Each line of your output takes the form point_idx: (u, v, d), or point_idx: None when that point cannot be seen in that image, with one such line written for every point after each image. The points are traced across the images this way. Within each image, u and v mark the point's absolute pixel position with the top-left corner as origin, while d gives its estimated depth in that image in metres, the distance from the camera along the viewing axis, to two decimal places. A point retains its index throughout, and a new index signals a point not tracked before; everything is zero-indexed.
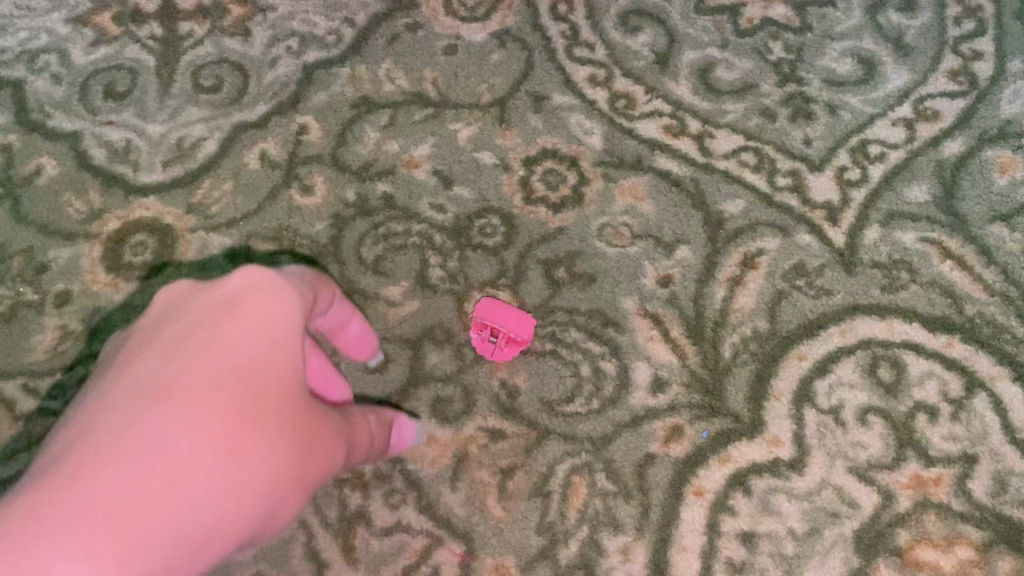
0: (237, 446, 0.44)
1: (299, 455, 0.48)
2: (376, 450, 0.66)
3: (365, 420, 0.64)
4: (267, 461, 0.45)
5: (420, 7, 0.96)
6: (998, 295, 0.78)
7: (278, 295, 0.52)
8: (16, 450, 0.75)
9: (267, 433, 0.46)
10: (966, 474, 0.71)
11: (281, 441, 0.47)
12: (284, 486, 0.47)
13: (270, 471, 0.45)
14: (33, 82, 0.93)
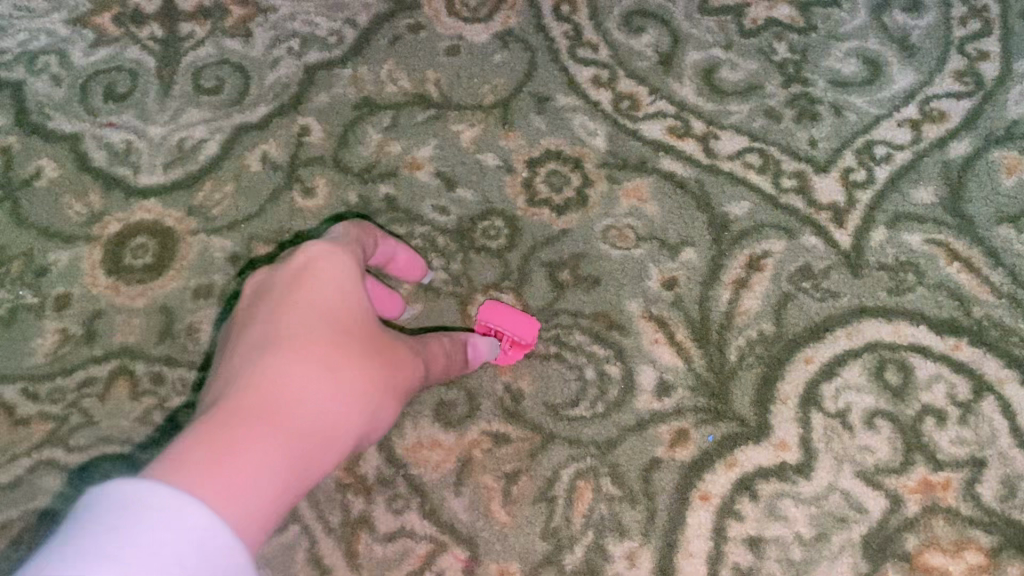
0: (337, 369, 0.50)
1: (385, 376, 0.54)
2: (448, 363, 0.68)
3: (435, 340, 0.67)
4: (363, 381, 0.51)
5: (422, 8, 0.96)
6: (1006, 297, 0.77)
7: (343, 258, 0.57)
8: (15, 455, 0.75)
9: (359, 359, 0.52)
10: (975, 478, 0.70)
11: (369, 365, 0.53)
12: (378, 402, 0.53)
13: (366, 388, 0.51)
14: (33, 83, 0.92)
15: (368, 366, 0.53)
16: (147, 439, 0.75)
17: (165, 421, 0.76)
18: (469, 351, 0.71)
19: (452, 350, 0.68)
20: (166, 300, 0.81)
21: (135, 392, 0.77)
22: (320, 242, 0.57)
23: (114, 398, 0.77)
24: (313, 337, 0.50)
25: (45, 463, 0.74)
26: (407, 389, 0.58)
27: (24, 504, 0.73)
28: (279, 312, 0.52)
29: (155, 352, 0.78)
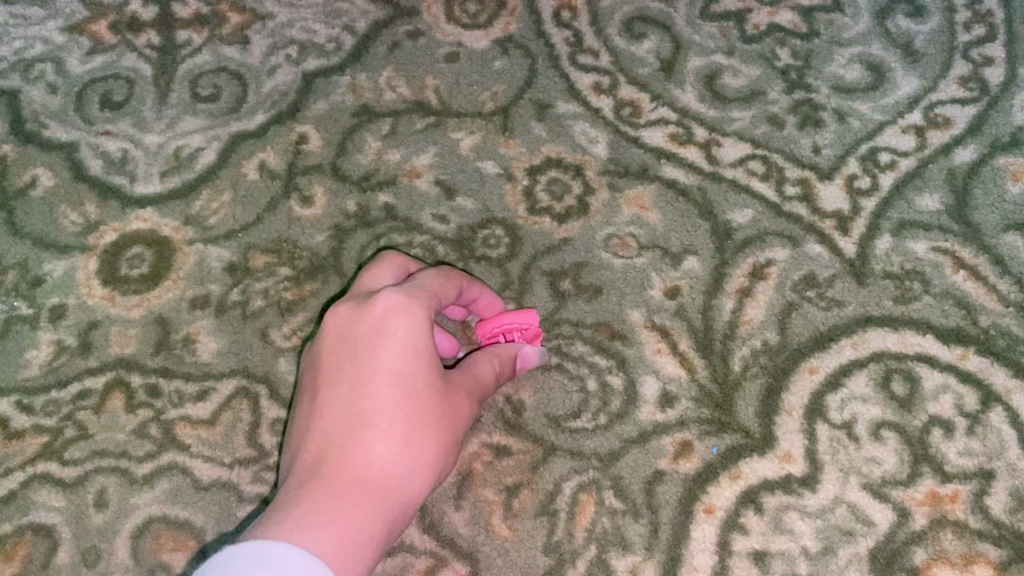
0: (409, 434, 0.55)
1: (452, 428, 0.59)
2: (499, 382, 0.69)
3: (490, 360, 0.68)
4: (434, 440, 0.56)
5: (421, 15, 0.95)
6: (1013, 306, 0.76)
7: (418, 308, 0.58)
8: (10, 468, 0.74)
9: (431, 419, 0.57)
10: (983, 490, 0.69)
11: (440, 423, 0.57)
12: (445, 455, 0.58)
13: (436, 446, 0.57)
14: (28, 91, 0.91)
15: (439, 424, 0.57)
16: (143, 452, 0.74)
17: (161, 433, 0.75)
18: (523, 361, 0.72)
19: (507, 365, 0.70)
20: (163, 311, 0.80)
21: (131, 404, 0.76)
22: (398, 291, 0.59)
23: (109, 410, 0.75)
24: (391, 403, 0.55)
25: (39, 476, 0.73)
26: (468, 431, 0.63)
27: (19, 519, 0.72)
28: (360, 372, 0.56)
29: (151, 363, 0.77)
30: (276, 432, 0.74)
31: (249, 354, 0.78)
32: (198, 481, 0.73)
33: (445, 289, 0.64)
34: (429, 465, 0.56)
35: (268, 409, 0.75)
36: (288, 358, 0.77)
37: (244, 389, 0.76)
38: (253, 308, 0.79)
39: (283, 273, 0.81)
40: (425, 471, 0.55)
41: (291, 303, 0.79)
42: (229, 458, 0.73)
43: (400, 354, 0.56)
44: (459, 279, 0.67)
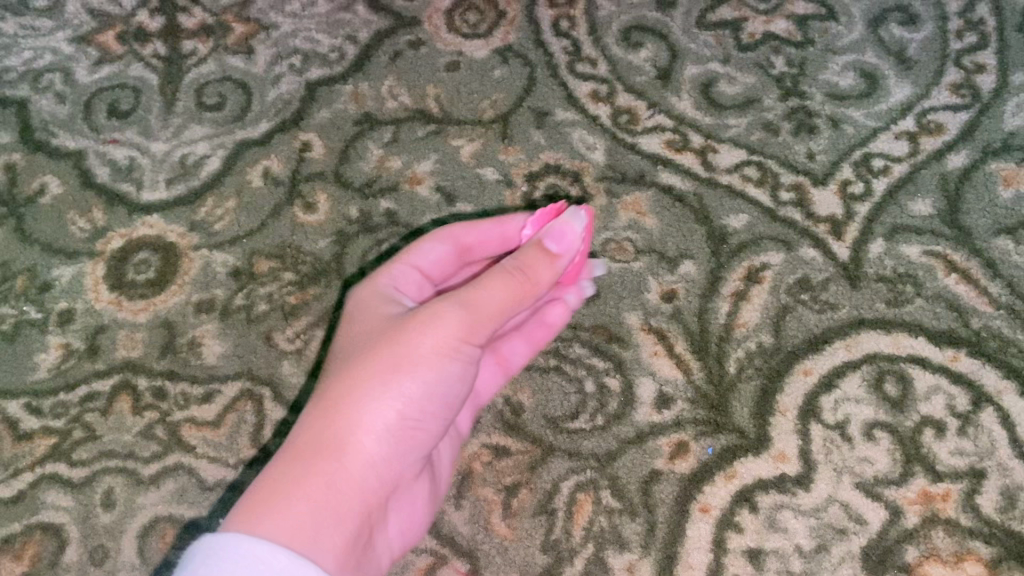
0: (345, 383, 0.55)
1: (415, 346, 0.55)
2: (527, 271, 0.59)
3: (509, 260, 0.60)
4: (381, 372, 0.55)
5: (422, 24, 0.96)
6: (1004, 309, 0.77)
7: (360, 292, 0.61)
8: (19, 469, 0.75)
9: (372, 356, 0.55)
10: (974, 489, 0.70)
11: (386, 355, 0.55)
12: (405, 380, 0.55)
13: (384, 378, 0.55)
14: (37, 101, 0.93)
15: (384, 355, 0.55)
16: (149, 453, 0.75)
17: (166, 435, 0.76)
18: (547, 237, 0.61)
19: (530, 254, 0.60)
20: (168, 315, 0.81)
21: (137, 406, 0.77)
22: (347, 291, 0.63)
23: (116, 412, 0.77)
24: (338, 366, 0.57)
25: (48, 477, 0.75)
26: (478, 335, 0.57)
27: (27, 518, 0.73)
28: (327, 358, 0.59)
29: (157, 366, 0.79)
30: (280, 433, 0.76)
31: (253, 357, 0.79)
32: (203, 482, 0.74)
33: (425, 253, 0.66)
34: (376, 399, 0.54)
35: (271, 411, 0.77)
36: (291, 361, 0.79)
37: (248, 391, 0.78)
38: (257, 312, 0.81)
39: (286, 278, 0.82)
40: (374, 407, 0.54)
41: (295, 307, 0.81)
42: (233, 458, 0.75)
43: (346, 333, 0.59)
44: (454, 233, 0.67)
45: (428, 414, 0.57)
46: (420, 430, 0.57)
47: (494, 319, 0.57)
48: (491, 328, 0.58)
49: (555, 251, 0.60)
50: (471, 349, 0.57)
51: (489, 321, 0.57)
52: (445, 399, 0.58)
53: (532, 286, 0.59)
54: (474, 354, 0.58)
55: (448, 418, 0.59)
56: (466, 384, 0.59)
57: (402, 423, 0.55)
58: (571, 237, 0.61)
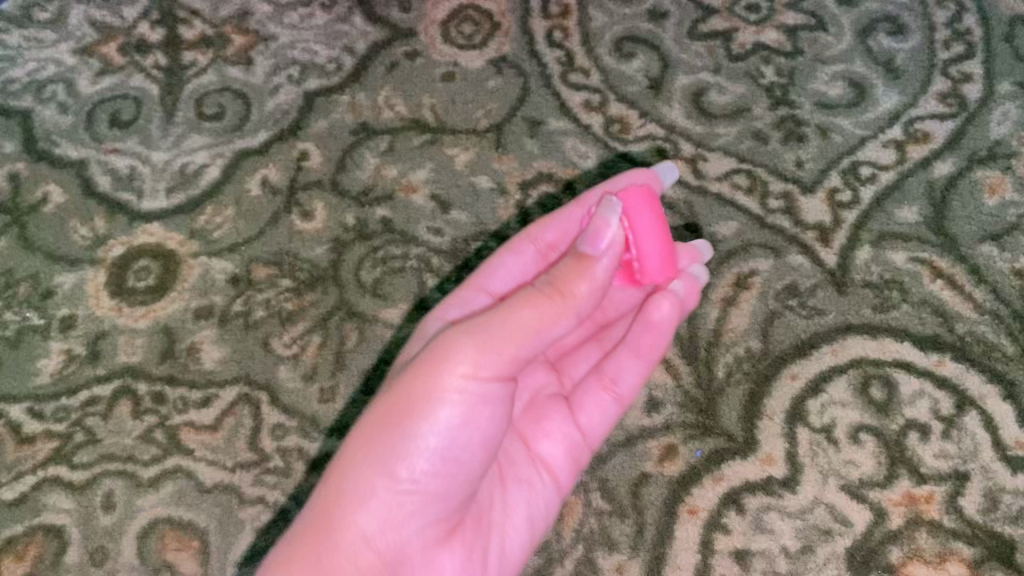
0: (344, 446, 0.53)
1: (414, 397, 0.51)
2: (558, 289, 0.53)
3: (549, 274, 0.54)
4: (381, 429, 0.51)
5: (418, 35, 0.98)
6: (988, 314, 0.79)
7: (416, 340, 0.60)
8: (21, 472, 0.77)
9: (373, 412, 0.53)
10: (957, 491, 0.72)
11: (383, 409, 0.52)
12: (400, 436, 0.51)
13: (377, 438, 0.51)
14: (40, 111, 0.95)
15: (380, 411, 0.52)
16: (148, 456, 0.77)
17: (165, 438, 0.78)
18: (581, 243, 0.55)
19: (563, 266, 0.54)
20: (168, 321, 0.83)
21: (137, 410, 0.79)
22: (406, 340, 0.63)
23: (116, 416, 0.79)
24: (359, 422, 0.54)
25: (49, 479, 0.76)
26: (481, 370, 0.51)
27: (30, 519, 0.75)
28: None
29: (157, 371, 0.80)
30: (276, 437, 0.77)
31: (251, 362, 0.81)
32: (201, 484, 0.76)
33: (500, 270, 0.65)
34: (370, 463, 0.51)
35: (269, 415, 0.78)
36: (288, 366, 0.80)
37: (246, 396, 0.79)
38: (255, 318, 0.82)
39: (284, 284, 0.84)
40: (367, 472, 0.51)
41: (292, 313, 0.83)
42: (231, 461, 0.77)
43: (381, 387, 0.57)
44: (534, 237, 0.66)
45: (443, 465, 0.52)
46: (439, 484, 0.52)
47: (503, 348, 0.51)
48: (503, 357, 0.51)
49: (592, 254, 0.54)
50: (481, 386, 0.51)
51: (496, 351, 0.51)
52: (465, 444, 0.52)
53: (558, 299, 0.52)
54: (490, 388, 0.52)
55: (481, 461, 0.54)
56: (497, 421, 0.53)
57: (406, 482, 0.51)
58: (611, 234, 0.55)
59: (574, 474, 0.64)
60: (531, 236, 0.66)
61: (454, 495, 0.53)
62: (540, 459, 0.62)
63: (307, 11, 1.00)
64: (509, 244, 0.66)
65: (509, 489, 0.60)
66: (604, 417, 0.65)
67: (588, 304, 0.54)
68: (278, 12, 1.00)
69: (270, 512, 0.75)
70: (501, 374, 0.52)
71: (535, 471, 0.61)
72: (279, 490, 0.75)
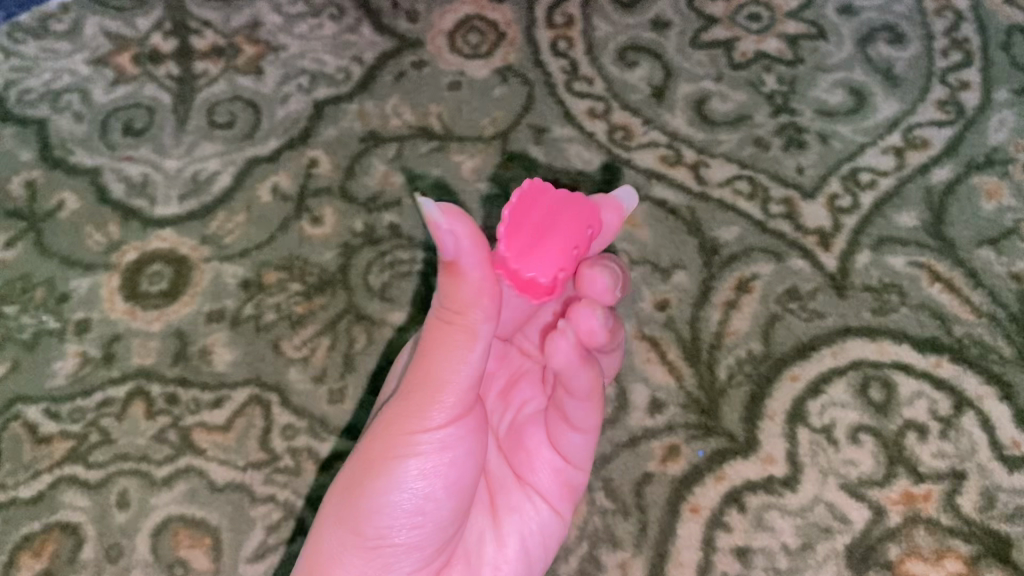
0: (327, 508, 0.60)
1: (377, 455, 0.57)
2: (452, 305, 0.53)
3: (440, 293, 0.54)
4: (353, 486, 0.57)
5: (426, 45, 1.00)
6: (985, 316, 0.80)
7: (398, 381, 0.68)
8: (38, 471, 0.79)
9: (350, 470, 0.59)
10: (954, 489, 0.74)
11: (353, 472, 0.58)
12: (363, 498, 0.56)
13: (351, 498, 0.57)
14: (55, 120, 0.97)
15: (350, 477, 0.58)
16: (162, 456, 0.79)
17: (178, 438, 0.80)
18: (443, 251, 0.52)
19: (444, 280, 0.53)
20: (180, 324, 0.85)
21: (151, 411, 0.81)
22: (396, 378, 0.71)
23: (130, 417, 0.81)
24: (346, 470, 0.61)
25: (65, 479, 0.78)
26: (430, 420, 0.56)
27: (46, 517, 0.77)
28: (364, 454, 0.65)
29: (170, 373, 0.82)
30: (287, 437, 0.79)
31: (262, 364, 0.82)
32: (213, 483, 0.78)
33: None
34: (344, 526, 0.57)
35: (279, 415, 0.80)
36: (297, 368, 0.82)
37: (257, 397, 0.81)
38: (266, 321, 0.84)
39: (294, 288, 0.86)
40: (342, 535, 0.57)
41: (301, 317, 0.84)
42: (242, 461, 0.79)
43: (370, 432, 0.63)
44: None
45: (412, 515, 0.56)
46: (412, 532, 0.57)
47: (440, 392, 0.56)
48: (446, 399, 0.56)
49: (455, 262, 0.51)
50: (430, 432, 0.56)
51: (437, 398, 0.56)
52: (428, 492, 0.56)
53: (460, 320, 0.54)
54: (445, 437, 0.57)
55: (453, 501, 0.58)
56: (461, 463, 0.57)
57: (375, 539, 0.56)
58: (453, 234, 0.49)
59: (570, 501, 0.67)
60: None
61: (434, 537, 0.58)
62: (528, 489, 0.65)
63: (316, 22, 1.02)
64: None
65: (500, 519, 0.64)
66: (578, 446, 0.64)
67: (489, 307, 0.54)
68: (288, 23, 1.02)
69: (281, 510, 0.77)
70: (453, 418, 0.56)
71: (525, 500, 0.65)
72: (290, 489, 0.77)
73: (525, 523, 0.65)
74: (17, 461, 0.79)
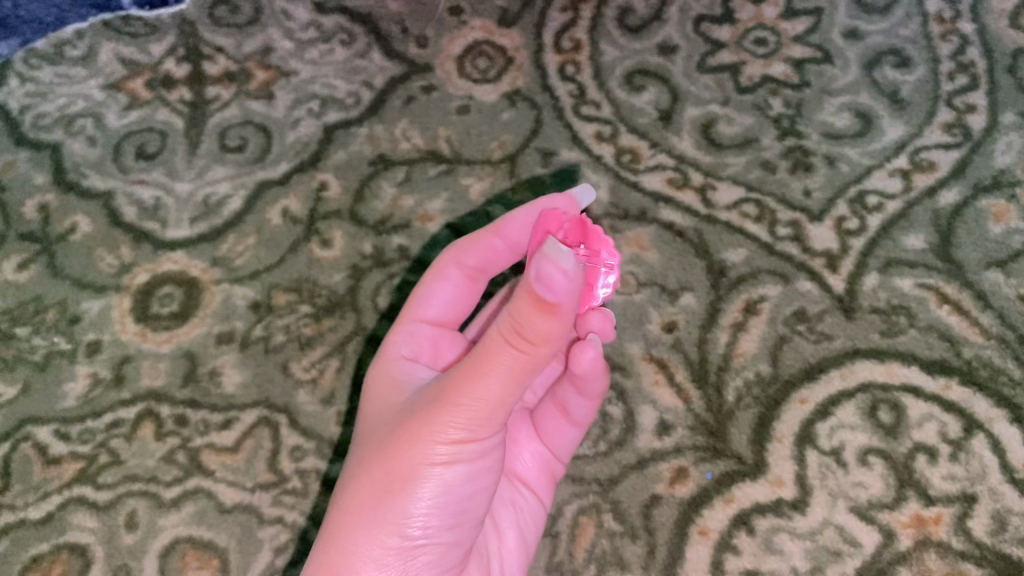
0: (354, 506, 0.56)
1: (422, 459, 0.55)
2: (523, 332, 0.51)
3: (517, 317, 0.51)
4: (396, 490, 0.55)
5: (435, 70, 1.01)
6: (995, 339, 0.80)
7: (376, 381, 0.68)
8: (48, 491, 0.79)
9: (383, 471, 0.56)
10: (965, 513, 0.73)
11: (379, 473, 0.56)
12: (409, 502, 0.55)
13: (395, 501, 0.55)
14: (69, 145, 0.98)
15: (374, 477, 0.56)
16: (170, 477, 0.79)
17: (187, 460, 0.80)
18: (536, 285, 0.48)
19: (520, 302, 0.50)
20: (190, 346, 0.85)
21: (160, 432, 0.81)
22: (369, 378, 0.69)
23: (140, 438, 0.81)
24: (367, 465, 0.57)
25: (75, 499, 0.79)
26: (482, 433, 0.55)
27: (55, 538, 0.77)
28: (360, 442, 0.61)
29: (179, 395, 0.83)
30: (295, 458, 0.80)
31: (271, 386, 0.83)
32: (221, 505, 0.78)
33: (432, 297, 0.71)
34: (374, 523, 0.55)
35: (288, 437, 0.80)
36: (306, 390, 0.82)
37: (266, 419, 0.81)
38: (275, 343, 0.85)
39: (303, 310, 0.86)
40: (380, 537, 0.55)
41: (310, 338, 0.85)
42: (250, 482, 0.79)
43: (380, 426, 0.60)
44: (456, 262, 0.71)
45: (454, 518, 0.56)
46: (450, 532, 0.57)
47: (495, 407, 0.54)
48: (499, 415, 0.54)
49: (558, 299, 0.49)
50: (471, 446, 0.55)
51: (491, 415, 0.54)
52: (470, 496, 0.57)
53: (532, 354, 0.52)
54: (488, 444, 0.56)
55: (485, 501, 0.59)
56: (494, 467, 0.58)
57: (419, 542, 0.55)
58: (567, 277, 0.48)
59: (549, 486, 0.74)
60: (451, 261, 0.71)
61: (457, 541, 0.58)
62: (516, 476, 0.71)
63: (327, 47, 1.03)
64: (433, 274, 0.71)
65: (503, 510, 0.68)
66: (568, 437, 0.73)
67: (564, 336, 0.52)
68: (299, 49, 1.03)
69: (289, 532, 0.77)
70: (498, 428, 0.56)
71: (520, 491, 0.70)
72: (298, 511, 0.78)
73: (525, 514, 0.69)
74: (27, 482, 0.80)
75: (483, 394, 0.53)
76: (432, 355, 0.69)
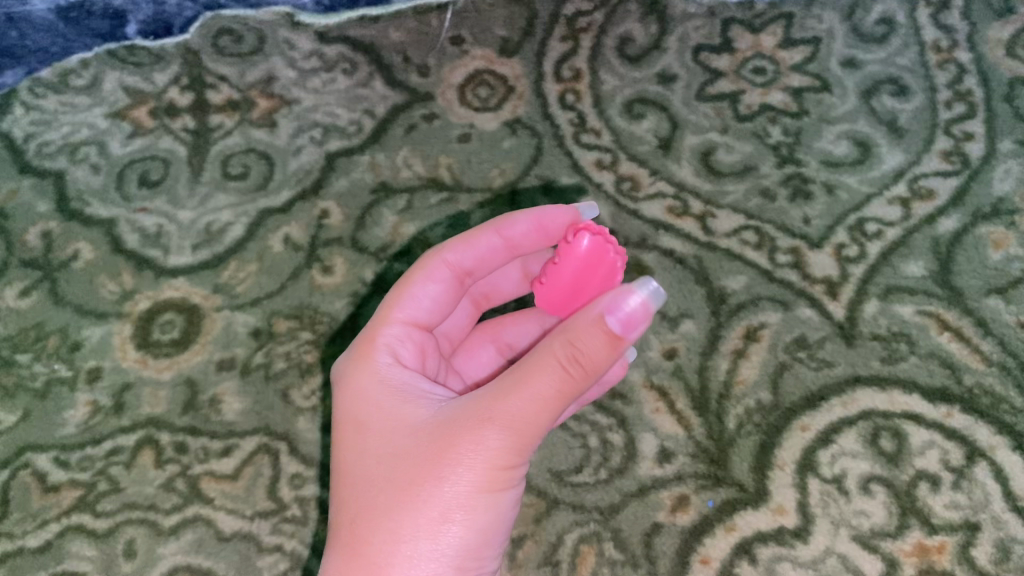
0: (398, 538, 0.53)
1: (472, 485, 0.53)
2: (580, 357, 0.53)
3: (578, 345, 0.53)
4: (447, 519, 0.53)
5: (436, 98, 1.02)
6: (996, 365, 0.80)
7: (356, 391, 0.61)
8: (46, 519, 0.79)
9: (426, 498, 0.53)
10: (968, 541, 0.73)
11: (416, 493, 0.53)
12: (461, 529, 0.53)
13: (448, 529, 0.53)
14: (73, 172, 0.99)
15: (410, 498, 0.53)
16: (169, 505, 0.79)
17: (186, 487, 0.80)
18: (609, 317, 0.53)
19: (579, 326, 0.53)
20: (190, 373, 0.85)
21: (160, 460, 0.81)
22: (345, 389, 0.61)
23: (139, 465, 0.81)
24: (401, 490, 0.54)
25: (73, 527, 0.78)
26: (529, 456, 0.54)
27: (53, 567, 0.77)
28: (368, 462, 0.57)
29: (179, 422, 0.83)
30: (295, 486, 0.79)
31: (271, 413, 0.82)
32: (221, 533, 0.78)
33: (413, 300, 0.65)
34: (427, 554, 0.53)
35: (288, 464, 0.80)
36: (306, 417, 0.82)
37: (266, 446, 0.81)
38: (275, 370, 0.85)
39: (304, 337, 0.86)
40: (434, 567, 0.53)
41: (311, 366, 0.85)
42: (250, 510, 0.79)
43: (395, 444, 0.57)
44: (445, 260, 0.66)
45: (497, 543, 0.56)
46: (492, 558, 0.56)
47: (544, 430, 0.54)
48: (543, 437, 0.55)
49: (622, 331, 0.53)
50: (514, 475, 0.54)
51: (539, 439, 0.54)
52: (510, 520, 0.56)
53: (580, 379, 0.53)
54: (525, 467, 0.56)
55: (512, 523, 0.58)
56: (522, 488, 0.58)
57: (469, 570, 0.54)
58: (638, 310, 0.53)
59: None
60: (444, 260, 0.66)
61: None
62: None
63: (329, 76, 1.04)
64: (421, 273, 0.65)
65: None
66: None
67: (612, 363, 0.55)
68: (302, 77, 1.04)
69: (288, 561, 0.77)
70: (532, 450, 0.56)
71: None
72: (297, 539, 0.77)
73: None
74: (26, 510, 0.80)
75: (531, 416, 0.52)
76: (418, 362, 0.64)
